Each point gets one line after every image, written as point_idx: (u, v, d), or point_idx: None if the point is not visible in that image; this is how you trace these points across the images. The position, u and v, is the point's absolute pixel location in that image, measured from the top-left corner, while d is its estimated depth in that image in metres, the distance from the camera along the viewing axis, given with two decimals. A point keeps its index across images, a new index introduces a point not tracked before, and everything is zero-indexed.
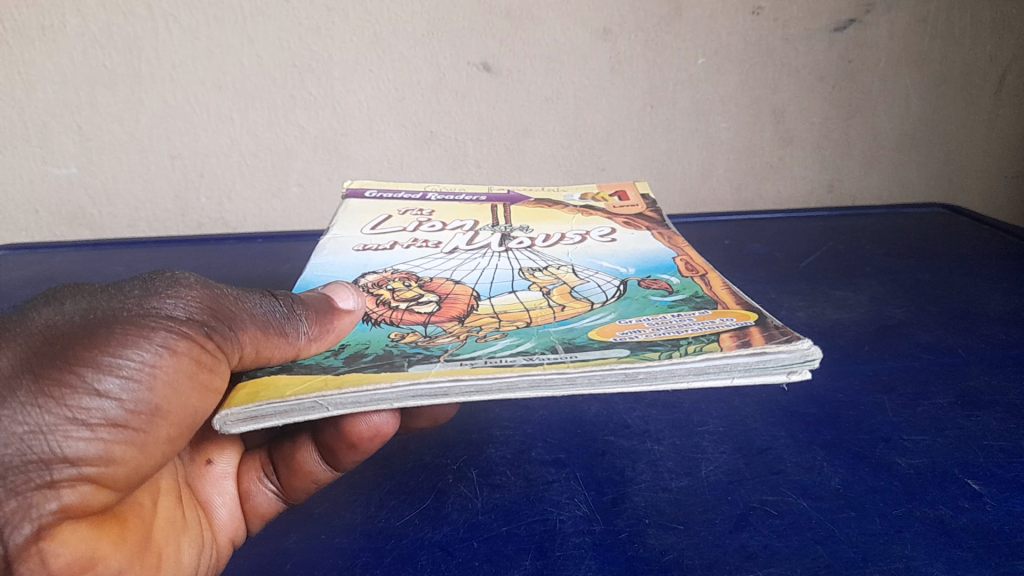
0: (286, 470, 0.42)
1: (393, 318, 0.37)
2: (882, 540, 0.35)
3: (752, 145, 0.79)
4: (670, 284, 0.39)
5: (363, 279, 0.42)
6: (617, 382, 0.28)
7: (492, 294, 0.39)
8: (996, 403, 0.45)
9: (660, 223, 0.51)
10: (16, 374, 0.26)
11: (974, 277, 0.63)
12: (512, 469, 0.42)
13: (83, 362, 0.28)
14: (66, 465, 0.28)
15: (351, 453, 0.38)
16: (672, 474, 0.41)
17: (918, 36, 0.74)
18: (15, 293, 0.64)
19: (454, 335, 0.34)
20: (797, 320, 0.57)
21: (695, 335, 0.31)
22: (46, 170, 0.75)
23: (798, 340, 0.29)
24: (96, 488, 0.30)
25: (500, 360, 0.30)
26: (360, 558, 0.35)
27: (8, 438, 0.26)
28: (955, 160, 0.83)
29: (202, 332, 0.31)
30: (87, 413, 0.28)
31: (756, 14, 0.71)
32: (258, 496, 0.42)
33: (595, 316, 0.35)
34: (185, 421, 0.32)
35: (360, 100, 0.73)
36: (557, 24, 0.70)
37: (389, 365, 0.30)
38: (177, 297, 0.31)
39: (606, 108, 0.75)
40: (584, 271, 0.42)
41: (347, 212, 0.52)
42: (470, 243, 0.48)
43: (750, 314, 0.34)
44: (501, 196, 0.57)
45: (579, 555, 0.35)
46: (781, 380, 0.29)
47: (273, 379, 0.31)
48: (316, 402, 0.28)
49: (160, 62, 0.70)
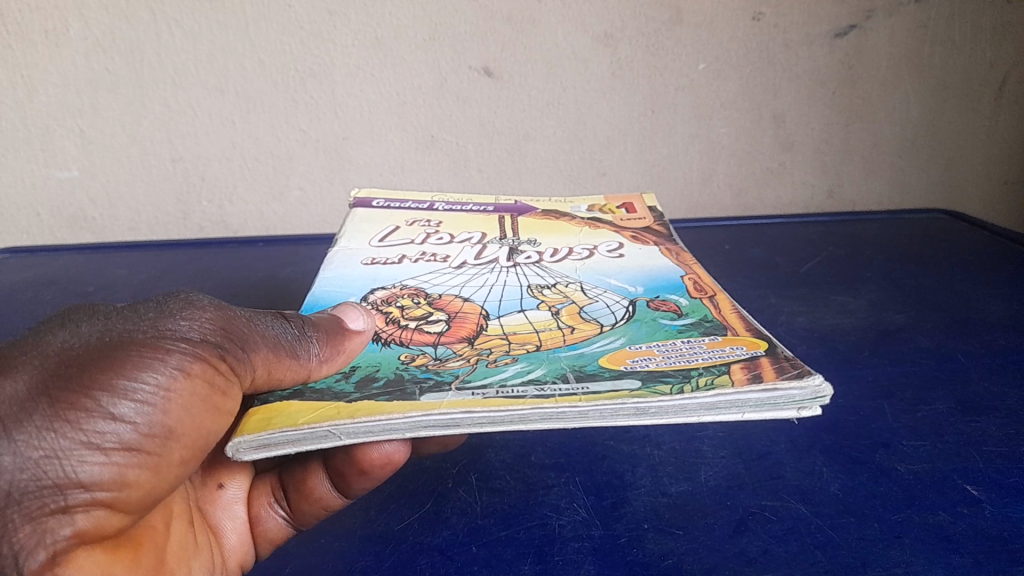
0: (295, 493, 0.40)
1: (404, 337, 0.37)
2: (881, 545, 0.35)
3: (753, 150, 0.79)
4: (679, 306, 0.39)
5: (372, 296, 0.42)
6: (628, 416, 0.28)
7: (501, 313, 0.39)
8: (997, 409, 0.45)
9: (667, 238, 0.51)
10: (32, 399, 0.27)
11: (974, 283, 0.63)
12: (512, 473, 0.42)
13: (99, 386, 0.28)
14: (80, 490, 0.28)
15: (361, 479, 0.37)
16: (672, 479, 0.41)
17: (918, 42, 0.75)
18: (14, 297, 0.64)
19: (464, 358, 0.34)
20: (797, 325, 0.57)
21: (705, 365, 0.31)
22: (47, 173, 0.75)
23: (810, 375, 0.29)
24: (110, 511, 0.30)
25: (512, 390, 0.30)
26: (360, 561, 0.36)
27: (24, 463, 0.26)
28: (955, 166, 0.83)
29: (215, 353, 0.31)
30: (102, 437, 0.28)
31: (756, 20, 0.71)
32: (269, 522, 0.41)
33: (605, 340, 0.35)
34: (198, 444, 0.32)
35: (361, 104, 0.73)
36: (558, 30, 0.70)
37: (401, 392, 0.30)
38: (191, 320, 0.31)
39: (607, 113, 0.75)
40: (592, 289, 0.42)
41: (354, 223, 0.52)
42: (478, 257, 0.48)
43: (761, 341, 0.34)
44: (509, 206, 0.57)
45: (578, 560, 0.35)
46: (791, 415, 0.29)
47: (285, 405, 0.30)
48: (329, 431, 0.28)
49: (162, 66, 0.70)
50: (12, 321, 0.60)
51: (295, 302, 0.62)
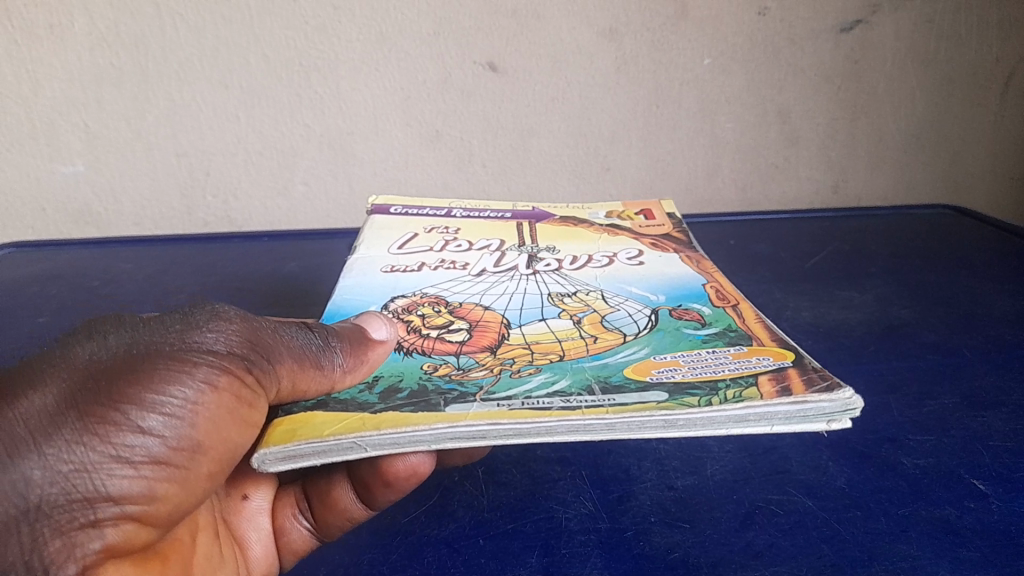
0: (320, 505, 0.40)
1: (426, 347, 0.37)
2: (888, 539, 0.35)
3: (759, 145, 0.79)
4: (703, 315, 0.39)
5: (393, 304, 0.42)
6: (656, 428, 0.28)
7: (522, 321, 0.39)
8: (1003, 404, 0.45)
9: (686, 245, 0.51)
10: (61, 412, 0.27)
11: (980, 278, 0.63)
12: (517, 467, 0.42)
13: (127, 399, 0.28)
14: (109, 504, 0.28)
15: (386, 491, 0.36)
16: (677, 473, 0.41)
17: (925, 37, 0.74)
18: (20, 291, 0.64)
19: (487, 368, 0.34)
20: (803, 321, 0.57)
21: (732, 376, 0.31)
22: (53, 168, 0.75)
23: (839, 388, 0.29)
24: (139, 525, 0.30)
25: (537, 402, 0.30)
26: (367, 554, 0.36)
27: (53, 477, 0.26)
28: (963, 160, 0.82)
29: (241, 365, 0.31)
30: (131, 451, 0.28)
31: (762, 14, 0.71)
32: (293, 533, 0.41)
33: (629, 350, 0.35)
34: (225, 457, 0.32)
35: (365, 99, 0.73)
36: (562, 24, 0.70)
37: (426, 404, 0.30)
38: (217, 332, 0.31)
39: (612, 107, 0.75)
40: (613, 297, 0.42)
41: (372, 230, 0.52)
42: (497, 264, 0.48)
43: (787, 352, 0.33)
44: (526, 213, 0.57)
45: (584, 554, 0.35)
46: (821, 428, 0.29)
47: (310, 416, 0.31)
48: (356, 443, 0.28)
49: (167, 60, 0.70)
50: (17, 316, 0.60)
51: (304, 300, 0.62)
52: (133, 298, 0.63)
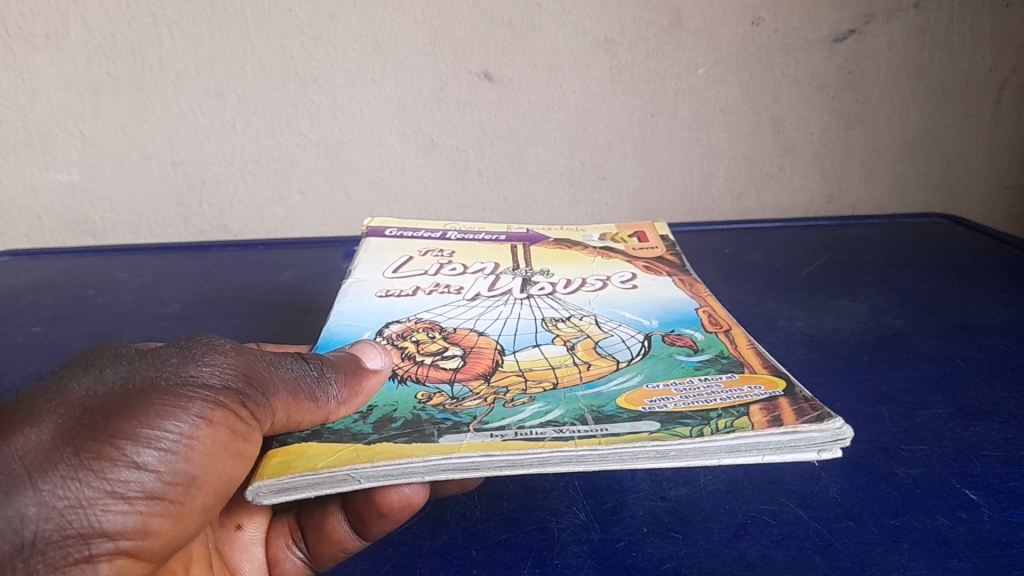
0: (313, 535, 0.40)
1: (420, 374, 0.37)
2: (880, 549, 0.35)
3: (752, 155, 0.79)
4: (695, 341, 0.39)
5: (387, 330, 0.42)
6: (648, 459, 0.28)
7: (516, 348, 0.39)
8: (995, 414, 0.45)
9: (680, 268, 0.51)
10: (57, 448, 0.27)
11: (972, 287, 0.63)
12: (510, 477, 0.42)
13: (122, 435, 0.28)
14: (103, 538, 0.28)
15: (379, 523, 0.36)
16: (671, 483, 0.41)
17: (917, 48, 0.75)
18: (16, 300, 0.64)
19: (481, 397, 0.34)
20: (796, 330, 0.57)
21: (724, 406, 0.31)
22: (50, 176, 0.75)
23: (829, 419, 0.29)
24: (132, 559, 0.30)
25: (530, 432, 0.30)
26: (359, 565, 0.36)
27: (49, 512, 0.27)
28: (955, 170, 0.83)
29: (236, 399, 0.31)
30: (126, 486, 0.28)
31: (756, 25, 0.72)
32: (287, 563, 0.41)
33: (622, 377, 0.35)
34: (220, 490, 0.32)
35: (362, 108, 0.73)
36: (558, 34, 0.71)
37: (419, 434, 0.30)
38: (212, 365, 0.31)
39: (607, 116, 0.76)
40: (607, 322, 0.42)
41: (368, 254, 0.52)
42: (492, 288, 0.48)
43: (778, 380, 0.34)
44: (521, 235, 0.57)
45: (577, 564, 0.35)
46: (811, 458, 0.29)
47: (304, 446, 0.30)
48: (349, 475, 0.28)
49: (163, 70, 0.70)
50: (12, 325, 0.60)
51: (299, 309, 0.62)
52: (130, 306, 0.63)
